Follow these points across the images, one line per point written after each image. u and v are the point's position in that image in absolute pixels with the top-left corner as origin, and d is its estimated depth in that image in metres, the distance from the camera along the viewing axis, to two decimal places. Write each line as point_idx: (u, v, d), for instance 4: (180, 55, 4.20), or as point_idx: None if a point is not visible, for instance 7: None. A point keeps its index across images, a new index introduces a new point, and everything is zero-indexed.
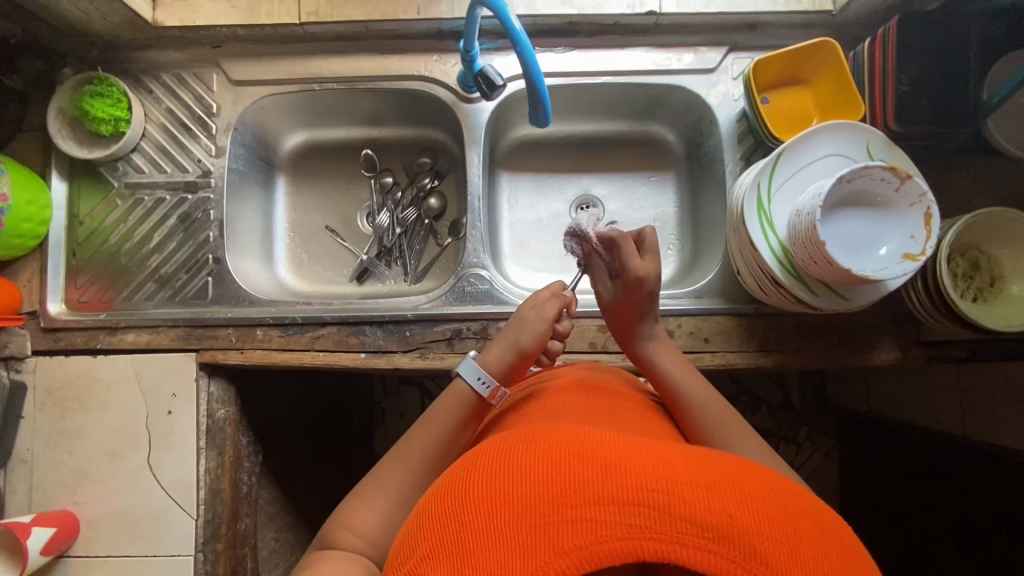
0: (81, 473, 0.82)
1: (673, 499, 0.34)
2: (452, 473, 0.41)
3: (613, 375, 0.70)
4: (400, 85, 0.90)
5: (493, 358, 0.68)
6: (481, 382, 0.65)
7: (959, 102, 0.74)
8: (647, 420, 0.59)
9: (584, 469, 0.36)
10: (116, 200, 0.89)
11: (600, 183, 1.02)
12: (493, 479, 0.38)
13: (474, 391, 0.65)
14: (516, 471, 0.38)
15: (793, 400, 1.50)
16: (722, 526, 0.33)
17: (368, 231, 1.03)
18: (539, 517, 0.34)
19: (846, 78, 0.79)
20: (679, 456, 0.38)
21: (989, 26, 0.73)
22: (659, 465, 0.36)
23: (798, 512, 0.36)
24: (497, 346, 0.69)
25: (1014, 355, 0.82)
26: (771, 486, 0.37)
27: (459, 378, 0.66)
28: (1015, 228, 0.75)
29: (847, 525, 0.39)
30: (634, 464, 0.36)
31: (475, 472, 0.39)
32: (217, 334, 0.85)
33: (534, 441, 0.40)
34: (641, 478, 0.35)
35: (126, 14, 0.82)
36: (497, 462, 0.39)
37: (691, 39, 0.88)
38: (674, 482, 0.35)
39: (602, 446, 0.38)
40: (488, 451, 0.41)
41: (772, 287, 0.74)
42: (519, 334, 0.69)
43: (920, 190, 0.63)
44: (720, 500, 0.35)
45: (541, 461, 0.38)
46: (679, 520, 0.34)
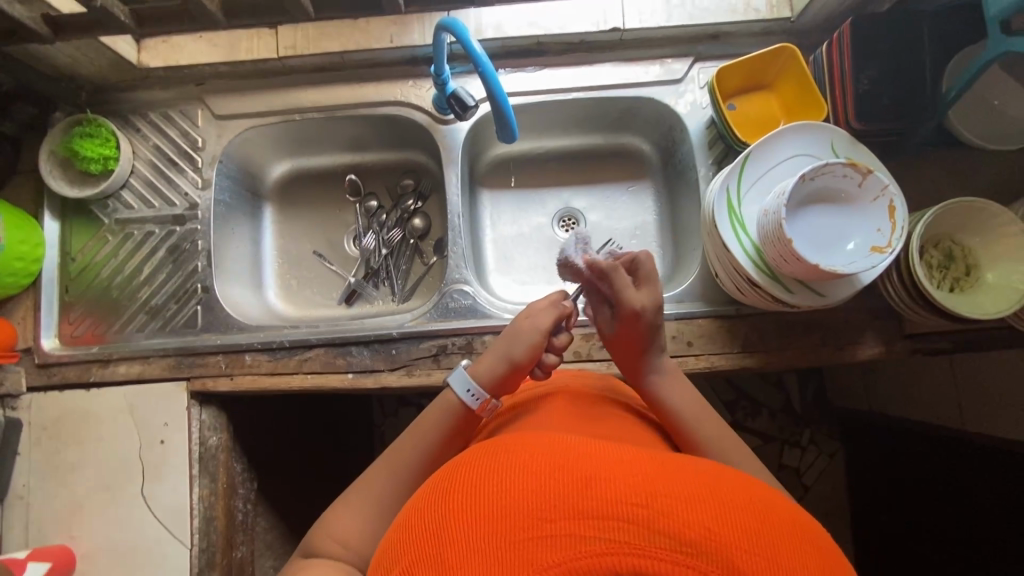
0: (76, 507, 0.83)
1: (652, 512, 0.34)
2: (435, 488, 0.42)
3: (599, 383, 0.72)
4: (378, 110, 0.93)
5: (484, 368, 0.67)
6: (470, 394, 0.64)
7: (919, 98, 0.76)
8: (628, 424, 0.61)
9: (564, 482, 0.37)
10: (107, 236, 0.91)
11: (580, 196, 1.04)
12: (474, 493, 0.39)
13: (463, 402, 0.65)
14: (497, 485, 0.38)
15: (793, 403, 1.49)
16: (701, 541, 0.33)
17: (355, 253, 1.05)
18: (518, 531, 0.35)
19: (807, 81, 0.81)
20: (661, 473, 0.38)
21: (941, 24, 0.75)
22: (638, 480, 0.37)
23: (778, 527, 0.36)
24: (490, 357, 0.68)
25: (998, 344, 0.82)
26: (751, 501, 0.37)
27: (449, 389, 0.66)
28: (984, 216, 0.75)
29: (830, 543, 0.39)
30: (614, 479, 0.37)
31: (457, 485, 0.40)
32: (207, 361, 0.86)
33: (516, 456, 0.41)
34: (620, 492, 0.35)
35: (112, 58, 0.85)
36: (479, 475, 0.40)
37: (656, 52, 0.90)
38: (654, 496, 0.35)
39: (582, 460, 0.39)
40: (471, 466, 0.42)
41: (749, 287, 0.75)
42: (512, 346, 0.67)
43: (881, 183, 0.65)
44: (699, 514, 0.34)
45: (522, 475, 0.38)
46: (657, 533, 0.33)
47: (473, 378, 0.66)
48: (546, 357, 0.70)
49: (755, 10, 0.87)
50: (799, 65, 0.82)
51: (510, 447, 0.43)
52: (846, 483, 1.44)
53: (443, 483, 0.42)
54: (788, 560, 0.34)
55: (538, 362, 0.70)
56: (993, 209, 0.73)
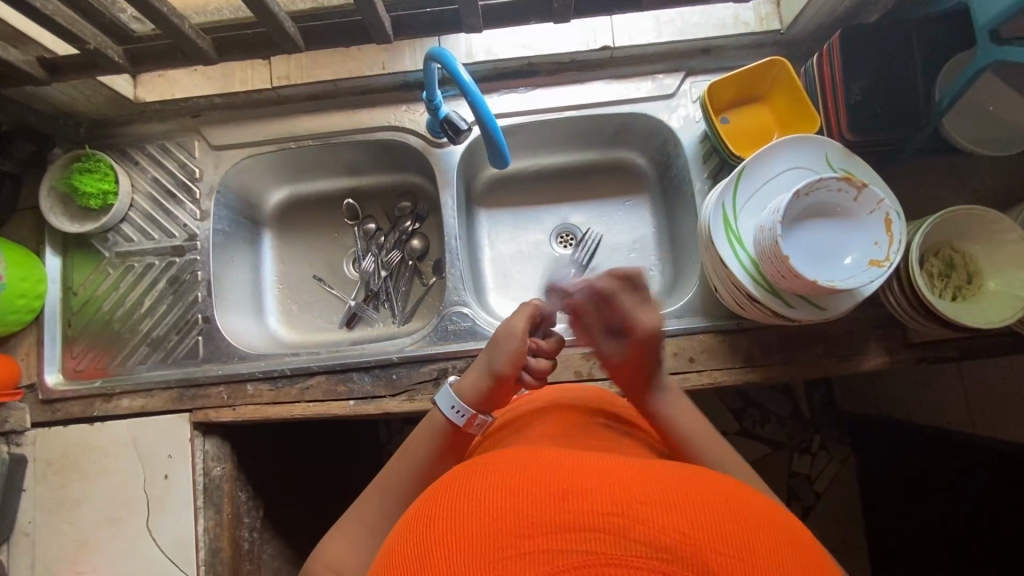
0: (82, 543, 0.83)
1: (628, 521, 0.34)
2: (417, 511, 0.42)
3: (589, 394, 0.71)
4: (373, 135, 0.93)
5: (470, 384, 0.67)
6: (455, 411, 0.65)
7: (911, 107, 0.76)
8: (621, 437, 0.60)
9: (541, 496, 0.36)
10: (108, 269, 0.92)
11: (577, 212, 1.04)
12: (453, 514, 0.38)
13: (449, 420, 0.65)
14: (475, 505, 0.38)
15: (802, 409, 1.48)
16: (677, 546, 0.33)
17: (354, 276, 1.05)
18: (497, 552, 0.34)
19: (799, 92, 0.81)
20: (637, 479, 0.38)
21: (931, 33, 0.75)
22: (615, 488, 0.36)
23: (752, 526, 0.36)
24: (473, 372, 0.68)
25: (1004, 350, 0.81)
26: (726, 501, 0.37)
27: (436, 408, 0.66)
28: (982, 223, 0.74)
29: (806, 536, 0.39)
30: (590, 488, 0.36)
31: (437, 507, 0.40)
32: (209, 392, 0.86)
33: (495, 474, 0.41)
34: (596, 501, 0.35)
35: (109, 94, 0.87)
36: (457, 496, 0.40)
37: (648, 68, 0.91)
38: (630, 504, 0.35)
39: (559, 471, 0.39)
40: (451, 485, 0.42)
41: (748, 302, 0.74)
42: (494, 356, 0.68)
43: (877, 197, 0.64)
44: (675, 519, 0.34)
45: (500, 493, 0.38)
46: (633, 542, 0.33)
47: (458, 395, 0.66)
48: (532, 362, 0.71)
49: (744, 23, 0.87)
50: (789, 77, 0.82)
51: (489, 464, 0.43)
52: (858, 490, 1.42)
53: (424, 506, 0.42)
54: (763, 558, 0.34)
55: (525, 367, 0.70)
56: (992, 216, 0.73)
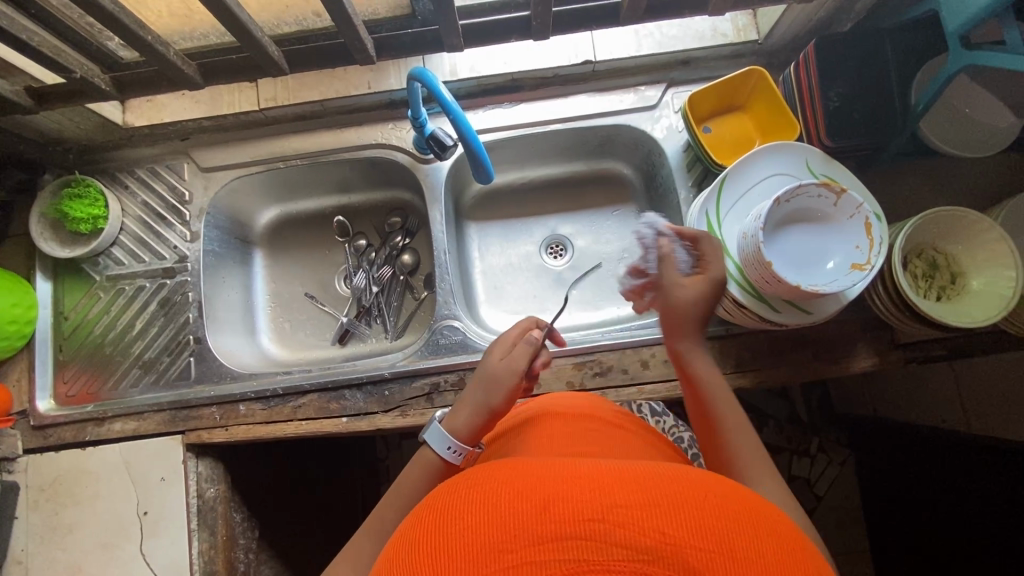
0: (75, 570, 0.82)
1: (609, 525, 0.34)
2: (402, 533, 0.41)
3: (577, 401, 0.73)
4: (360, 154, 0.94)
5: (464, 422, 0.66)
6: (452, 452, 0.64)
7: (887, 113, 0.77)
8: (613, 440, 0.61)
9: (522, 508, 0.36)
10: (99, 293, 0.92)
11: (566, 223, 1.05)
12: (435, 533, 0.37)
13: (443, 458, 0.64)
14: (458, 522, 0.37)
15: (799, 412, 1.48)
16: (658, 547, 0.33)
17: (346, 293, 1.05)
18: (482, 568, 0.34)
19: (778, 101, 0.83)
20: (617, 480, 0.37)
21: (904, 41, 0.77)
22: (595, 492, 0.36)
23: (734, 515, 0.36)
24: (464, 406, 0.67)
25: (991, 348, 0.82)
26: (707, 493, 0.37)
27: (428, 446, 0.65)
28: (963, 224, 0.75)
29: (789, 517, 0.39)
30: (571, 496, 0.36)
31: (420, 528, 0.39)
32: (201, 413, 0.86)
33: (476, 488, 0.40)
34: (576, 508, 0.35)
35: (98, 120, 0.87)
36: (439, 515, 0.39)
37: (630, 80, 0.92)
38: (609, 507, 0.35)
39: (540, 480, 0.38)
40: (434, 503, 0.41)
41: (735, 308, 0.75)
42: (488, 393, 0.66)
43: (856, 202, 0.65)
44: (656, 519, 0.34)
45: (481, 508, 0.37)
46: (615, 547, 0.33)
47: (452, 434, 0.65)
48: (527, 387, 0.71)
49: (722, 34, 0.88)
50: (768, 87, 0.83)
51: (471, 479, 0.42)
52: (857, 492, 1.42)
53: (409, 526, 0.41)
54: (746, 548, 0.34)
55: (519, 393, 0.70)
56: (972, 217, 0.73)
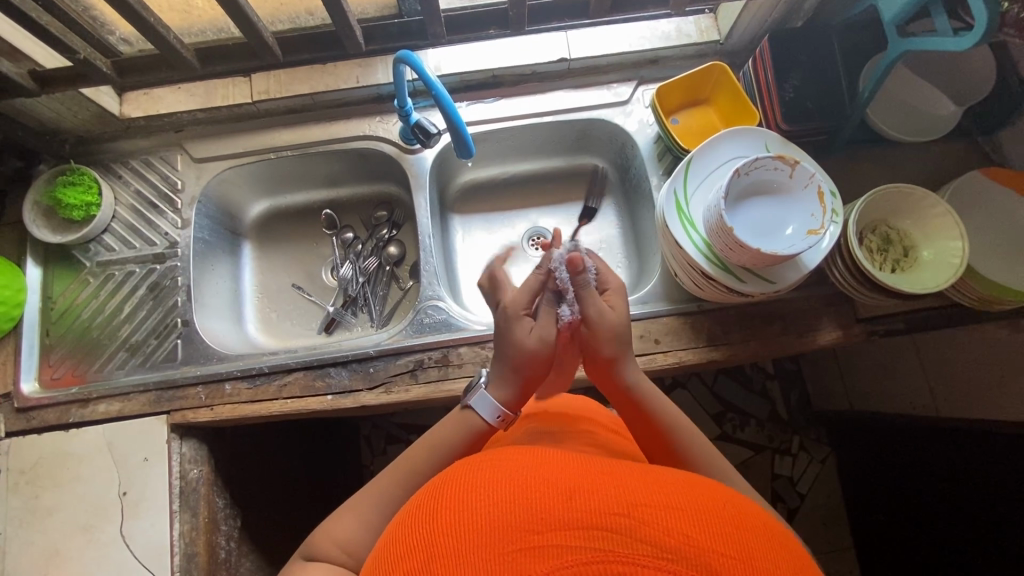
0: (53, 553, 0.81)
1: (634, 522, 0.36)
2: (423, 501, 0.43)
3: (574, 401, 0.71)
4: (348, 145, 0.99)
5: (507, 390, 0.65)
6: (498, 417, 0.64)
7: (837, 102, 0.83)
8: (610, 441, 0.62)
9: (550, 496, 0.38)
10: (88, 278, 0.94)
11: (546, 216, 1.10)
12: (462, 507, 0.40)
13: (486, 422, 0.64)
14: (484, 499, 0.39)
15: (779, 410, 1.50)
16: (680, 546, 0.35)
17: (333, 283, 1.08)
18: (508, 545, 0.36)
19: (738, 92, 0.89)
20: (640, 483, 0.40)
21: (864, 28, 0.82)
22: (621, 491, 0.38)
23: (750, 529, 0.38)
24: (508, 378, 0.65)
25: (945, 323, 0.86)
26: (723, 504, 0.40)
27: (472, 410, 0.64)
28: (910, 201, 0.81)
29: (796, 542, 0.42)
30: (597, 492, 0.38)
31: (444, 500, 0.41)
32: (187, 393, 0.87)
33: (502, 470, 0.42)
34: (603, 503, 0.37)
35: (95, 110, 0.91)
36: (466, 490, 0.41)
37: (604, 78, 0.99)
38: (635, 506, 0.37)
39: (565, 474, 0.41)
40: (459, 478, 0.43)
41: (704, 280, 0.79)
42: (523, 358, 0.65)
43: (808, 173, 0.71)
44: (679, 523, 0.36)
45: (507, 489, 0.40)
46: (640, 541, 0.35)
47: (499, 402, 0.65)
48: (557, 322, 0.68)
49: (687, 35, 0.96)
50: (729, 79, 0.89)
51: (495, 462, 0.44)
52: (839, 488, 1.44)
53: (431, 496, 0.43)
54: (762, 561, 0.36)
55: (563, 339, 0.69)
56: (915, 192, 0.80)
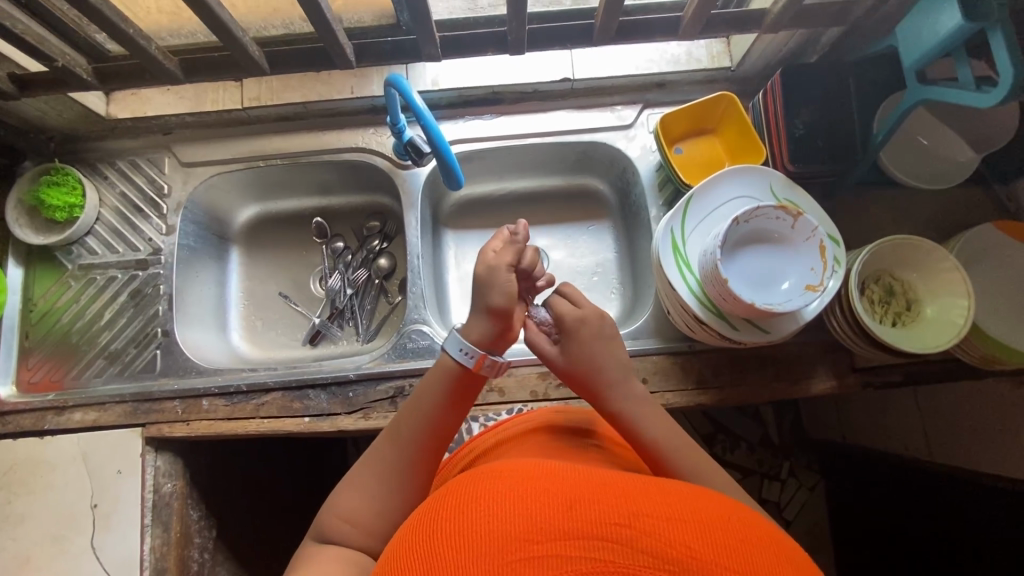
0: (22, 560, 0.80)
1: (635, 532, 0.35)
2: (422, 515, 0.42)
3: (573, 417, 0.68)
4: (341, 156, 0.96)
5: (476, 327, 0.62)
6: (465, 353, 0.60)
7: (849, 144, 0.79)
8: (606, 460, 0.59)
9: (551, 505, 0.37)
10: (69, 281, 0.92)
11: (542, 236, 1.06)
12: (462, 516, 0.38)
13: (459, 363, 0.60)
14: (485, 509, 0.38)
15: (771, 435, 1.45)
16: (683, 558, 0.34)
17: (320, 294, 1.06)
18: (508, 554, 0.35)
19: (746, 126, 0.85)
20: (642, 493, 0.39)
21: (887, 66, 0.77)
22: (623, 501, 0.38)
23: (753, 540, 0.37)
24: (480, 319, 0.62)
25: (944, 378, 0.84)
26: (726, 515, 0.39)
27: (444, 353, 0.62)
28: (919, 253, 0.77)
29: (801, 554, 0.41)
30: (599, 501, 0.38)
31: (444, 511, 0.40)
32: (163, 407, 0.86)
33: (503, 479, 0.41)
34: (605, 513, 0.36)
35: (81, 110, 0.89)
36: (466, 500, 0.40)
37: (608, 99, 0.95)
38: (635, 516, 0.36)
39: (566, 482, 0.40)
40: (459, 489, 0.43)
41: (696, 325, 0.76)
42: (487, 291, 0.61)
43: (812, 225, 0.67)
44: (681, 533, 0.36)
45: (508, 498, 0.39)
46: (642, 552, 0.34)
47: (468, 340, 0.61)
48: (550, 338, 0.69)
49: (697, 59, 0.92)
50: (737, 111, 0.85)
51: (495, 472, 0.43)
52: None
53: (430, 509, 0.42)
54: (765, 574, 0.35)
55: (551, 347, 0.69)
56: (926, 245, 0.76)
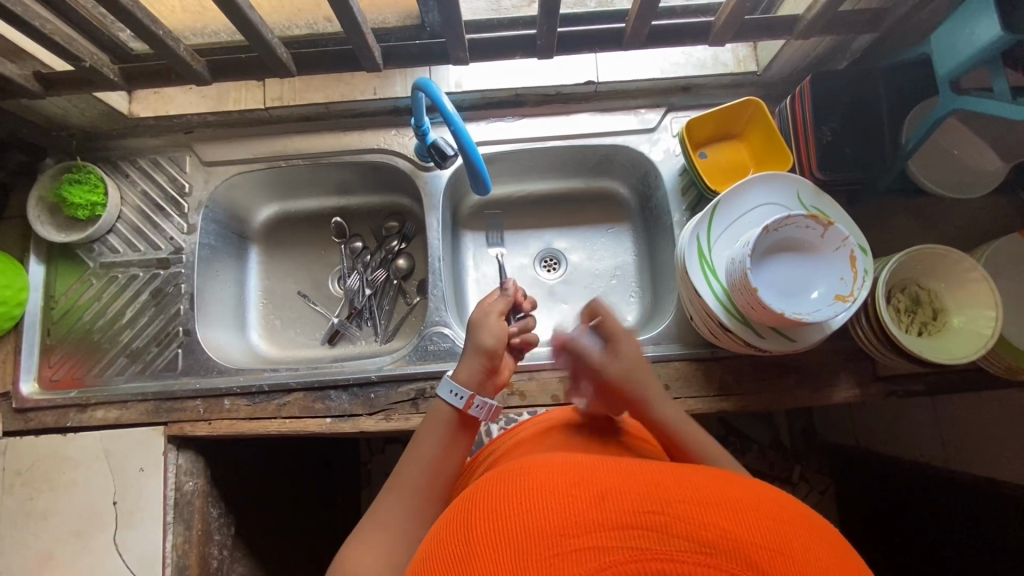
0: (46, 556, 0.81)
1: (669, 519, 0.34)
2: (454, 521, 0.41)
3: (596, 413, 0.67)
4: (362, 157, 0.96)
5: (464, 371, 0.67)
6: (454, 395, 0.65)
7: (878, 152, 0.79)
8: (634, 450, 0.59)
9: (582, 499, 0.36)
10: (91, 279, 0.93)
11: (562, 238, 1.06)
12: (495, 516, 0.38)
13: (450, 404, 0.65)
14: (518, 507, 0.37)
15: (783, 439, 1.43)
16: (718, 540, 0.33)
17: (339, 293, 1.06)
18: (543, 548, 0.34)
19: (771, 130, 0.84)
20: (673, 480, 0.38)
21: (917, 74, 0.76)
22: (653, 490, 0.37)
23: (789, 521, 0.35)
24: (468, 360, 0.68)
25: (968, 387, 0.83)
26: (760, 497, 0.37)
27: (437, 398, 0.66)
28: (946, 263, 0.77)
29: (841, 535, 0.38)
30: (629, 492, 0.36)
31: (476, 513, 0.39)
32: (186, 406, 0.86)
33: (533, 477, 0.40)
34: (636, 502, 0.35)
35: (103, 108, 0.89)
36: (497, 501, 0.39)
37: (632, 103, 0.94)
38: (667, 503, 0.35)
39: (596, 477, 0.39)
40: (488, 491, 0.42)
41: (721, 332, 0.76)
42: (479, 336, 0.68)
43: (842, 235, 0.67)
44: (715, 516, 0.34)
45: (538, 494, 0.38)
46: (676, 537, 0.33)
47: (457, 382, 0.66)
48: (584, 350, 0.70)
49: (723, 63, 0.91)
50: (764, 116, 0.85)
51: (524, 471, 0.42)
52: None
53: (462, 514, 0.41)
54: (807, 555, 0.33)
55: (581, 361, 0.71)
56: (954, 255, 0.75)
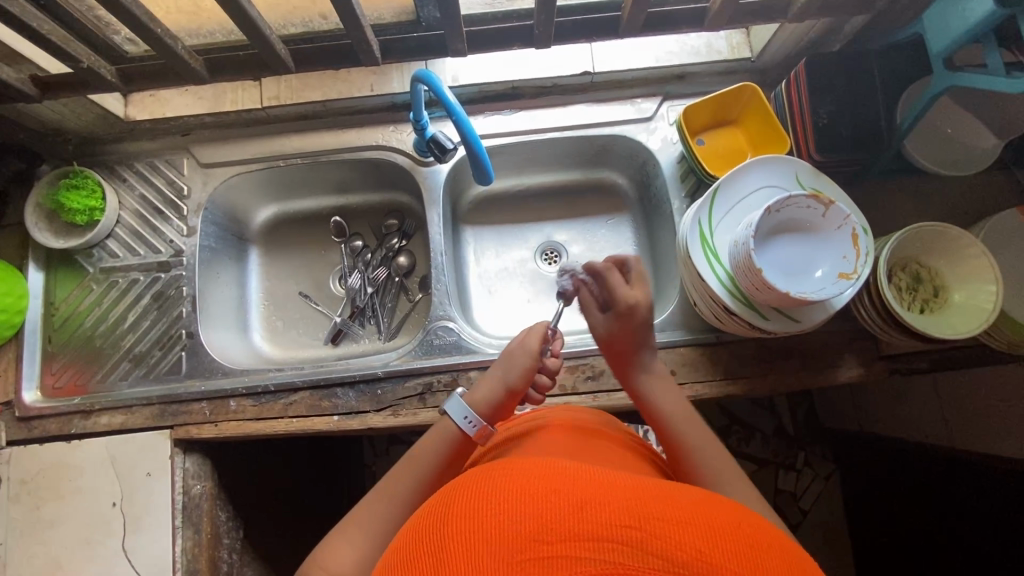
0: (55, 565, 0.80)
1: (648, 535, 0.32)
2: (430, 511, 0.39)
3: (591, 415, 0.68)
4: (361, 155, 0.96)
5: (481, 397, 0.67)
6: (469, 421, 0.63)
7: (875, 132, 0.79)
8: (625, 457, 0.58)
9: (560, 503, 0.34)
10: (91, 284, 0.92)
11: (562, 230, 1.06)
12: (472, 510, 0.36)
13: (460, 429, 0.63)
14: (496, 505, 0.35)
15: (787, 426, 1.43)
16: (695, 563, 0.31)
17: (340, 293, 1.05)
18: (517, 553, 0.32)
19: (768, 114, 0.85)
20: (654, 495, 0.36)
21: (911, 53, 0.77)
22: (634, 501, 0.35)
23: (764, 547, 0.34)
24: (490, 385, 0.68)
25: (971, 363, 0.84)
26: (738, 521, 0.36)
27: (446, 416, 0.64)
28: (945, 240, 0.78)
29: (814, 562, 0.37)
30: (610, 502, 0.34)
31: (454, 505, 0.37)
32: (191, 409, 0.85)
33: (513, 474, 0.38)
34: (615, 514, 0.33)
35: (99, 112, 0.88)
36: (473, 496, 0.37)
37: (628, 93, 0.95)
38: (647, 518, 0.33)
39: (578, 481, 0.37)
40: (469, 483, 0.39)
41: (726, 315, 0.76)
42: (507, 371, 0.69)
43: (843, 213, 0.67)
44: (693, 537, 0.33)
45: (516, 494, 0.36)
46: (652, 556, 0.31)
47: (470, 405, 0.66)
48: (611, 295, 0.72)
49: (717, 51, 0.92)
50: (760, 101, 0.86)
51: (505, 466, 0.40)
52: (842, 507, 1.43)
53: (439, 505, 0.39)
54: None
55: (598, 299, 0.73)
56: (953, 232, 0.76)
